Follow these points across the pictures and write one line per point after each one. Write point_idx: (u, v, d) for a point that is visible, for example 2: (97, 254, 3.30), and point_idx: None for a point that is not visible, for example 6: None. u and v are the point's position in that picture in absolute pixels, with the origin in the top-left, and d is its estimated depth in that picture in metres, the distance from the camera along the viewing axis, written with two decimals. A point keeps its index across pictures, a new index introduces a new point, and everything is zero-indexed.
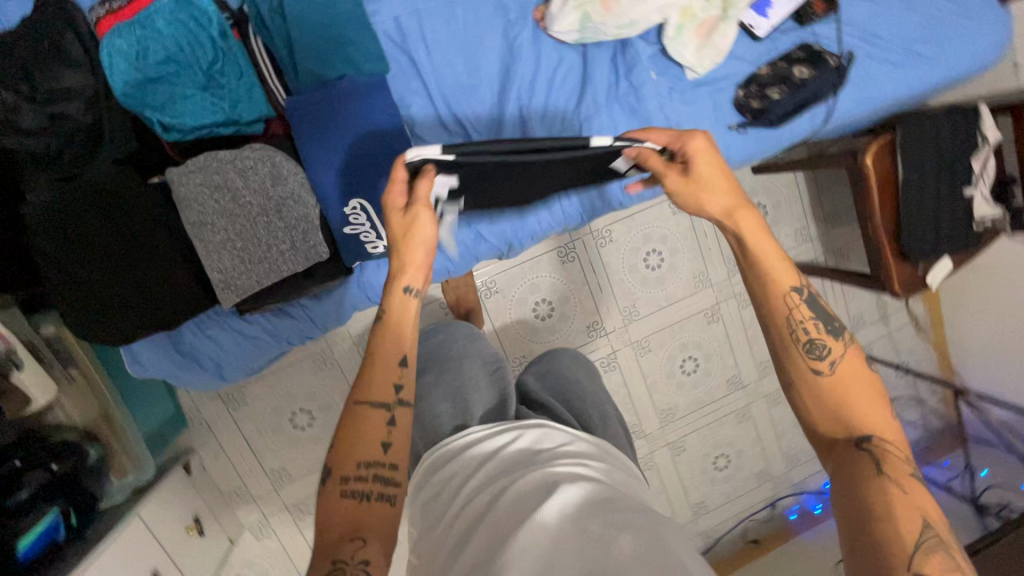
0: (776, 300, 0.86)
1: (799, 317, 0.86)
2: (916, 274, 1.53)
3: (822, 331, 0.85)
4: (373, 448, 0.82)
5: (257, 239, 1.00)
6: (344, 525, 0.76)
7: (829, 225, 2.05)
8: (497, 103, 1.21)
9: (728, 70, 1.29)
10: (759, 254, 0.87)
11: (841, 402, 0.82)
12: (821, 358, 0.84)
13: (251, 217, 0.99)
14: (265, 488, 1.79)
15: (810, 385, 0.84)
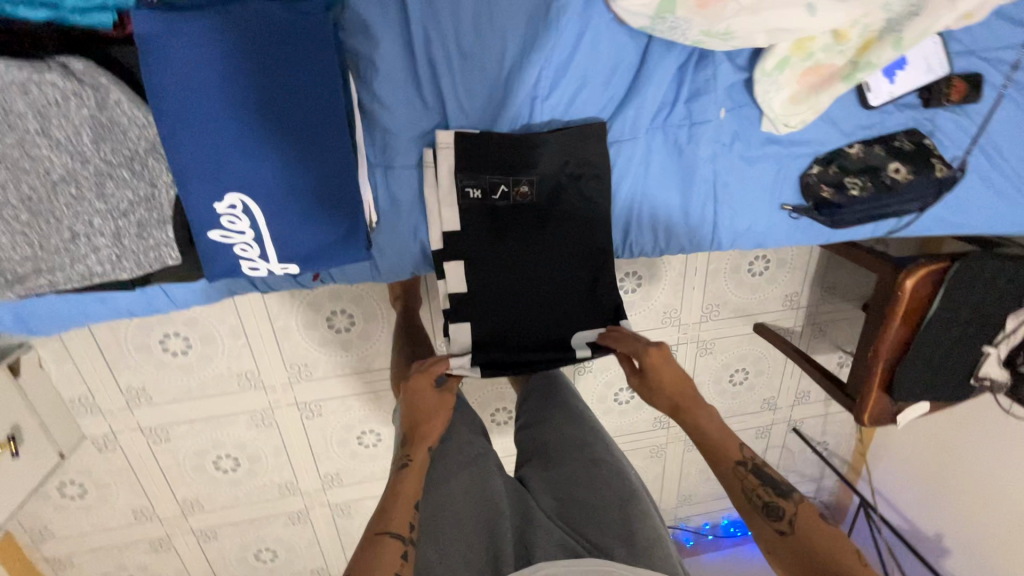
0: (722, 475, 0.87)
1: (749, 484, 0.84)
2: (891, 409, 1.38)
3: (772, 491, 0.83)
4: None
5: (69, 217, 0.74)
6: None
7: (821, 298, 1.85)
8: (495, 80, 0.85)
9: (814, 134, 0.96)
10: (709, 436, 0.90)
11: (812, 551, 0.76)
12: (779, 519, 0.81)
13: (60, 187, 0.72)
14: (114, 402, 1.54)
15: (776, 550, 0.81)
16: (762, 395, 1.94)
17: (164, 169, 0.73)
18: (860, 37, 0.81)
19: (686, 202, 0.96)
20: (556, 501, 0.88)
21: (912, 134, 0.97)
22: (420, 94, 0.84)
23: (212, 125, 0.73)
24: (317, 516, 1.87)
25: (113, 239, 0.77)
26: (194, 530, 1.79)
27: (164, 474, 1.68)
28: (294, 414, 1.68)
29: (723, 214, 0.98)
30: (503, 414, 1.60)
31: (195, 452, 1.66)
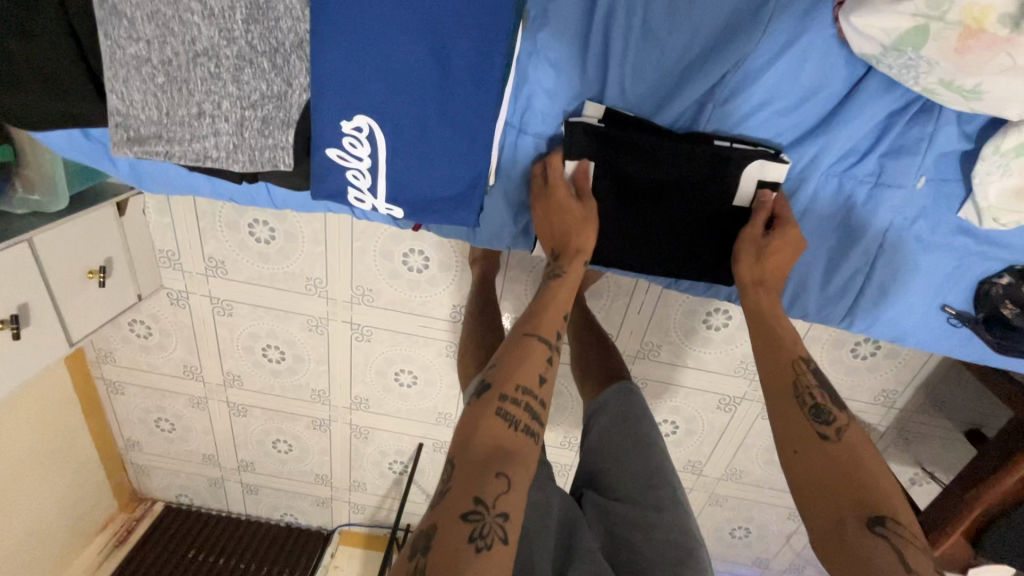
0: (772, 365, 0.79)
1: (805, 383, 0.77)
2: (963, 556, 1.20)
3: (828, 399, 0.75)
4: (531, 376, 0.73)
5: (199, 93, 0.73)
6: (488, 445, 0.66)
7: (921, 405, 1.63)
8: (675, 69, 0.73)
9: (1023, 239, 0.78)
10: (778, 324, 0.81)
11: (854, 472, 0.68)
12: (827, 424, 0.73)
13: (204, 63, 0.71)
14: (195, 266, 1.61)
15: (812, 453, 0.71)
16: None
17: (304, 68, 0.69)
18: None
19: (831, 268, 0.83)
20: (607, 538, 0.81)
21: None
22: (586, 64, 0.74)
23: (366, 36, 0.67)
24: (336, 429, 1.94)
25: (235, 127, 0.76)
26: (228, 401, 1.90)
27: (218, 343, 1.77)
28: (345, 331, 1.71)
29: (870, 293, 0.84)
30: None
31: (250, 334, 1.74)
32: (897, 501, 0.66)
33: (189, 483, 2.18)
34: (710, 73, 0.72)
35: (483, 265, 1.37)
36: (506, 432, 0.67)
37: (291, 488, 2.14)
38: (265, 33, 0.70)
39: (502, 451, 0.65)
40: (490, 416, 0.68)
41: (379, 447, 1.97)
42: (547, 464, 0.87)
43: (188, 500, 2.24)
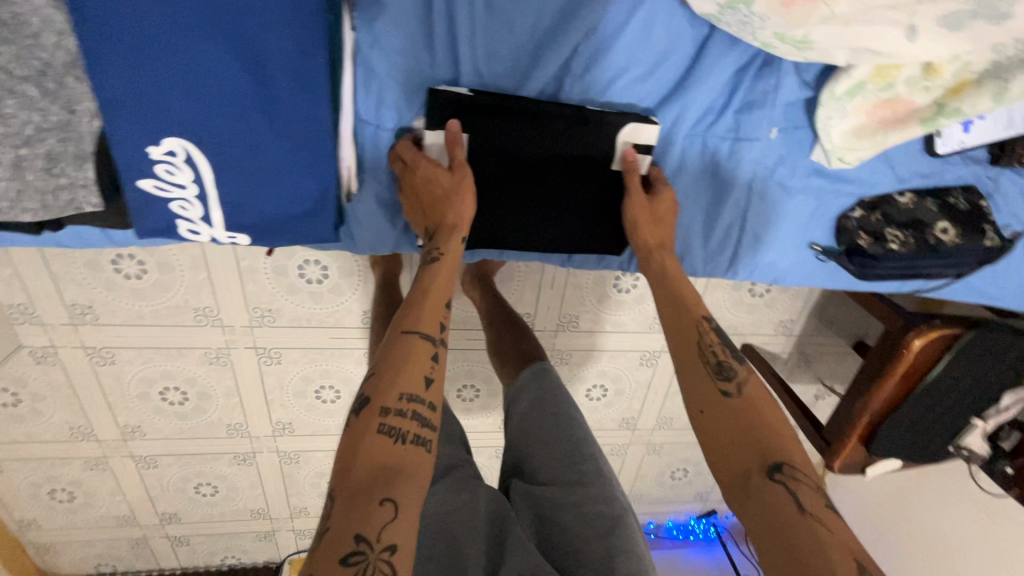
0: (678, 325, 0.80)
1: (709, 341, 0.78)
2: (861, 460, 1.34)
3: (728, 355, 0.78)
4: (416, 381, 0.69)
5: None
6: (373, 466, 0.63)
7: (815, 329, 1.79)
8: (526, 46, 0.71)
9: (867, 173, 0.84)
10: (677, 288, 0.82)
11: (752, 424, 0.72)
12: (730, 380, 0.75)
13: None
14: (57, 317, 1.42)
15: (716, 412, 0.73)
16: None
17: (103, 85, 0.60)
18: (952, 76, 0.69)
19: (709, 223, 0.87)
20: (537, 527, 0.79)
21: (969, 192, 0.87)
22: (435, 49, 0.70)
23: (174, 40, 0.59)
24: (263, 460, 1.82)
25: (11, 170, 0.65)
26: (133, 455, 1.72)
27: (106, 396, 1.59)
28: (251, 358, 1.58)
29: (746, 242, 0.88)
30: (470, 392, 1.52)
31: (141, 379, 1.57)
32: (790, 443, 0.70)
33: (106, 550, 1.97)
34: (562, 46, 0.71)
35: (383, 266, 1.31)
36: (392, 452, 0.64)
37: (227, 530, 2.00)
38: (21, 56, 0.60)
39: (389, 472, 0.63)
40: (372, 433, 0.65)
41: (314, 468, 1.88)
42: (470, 464, 0.85)
43: (110, 568, 2.04)
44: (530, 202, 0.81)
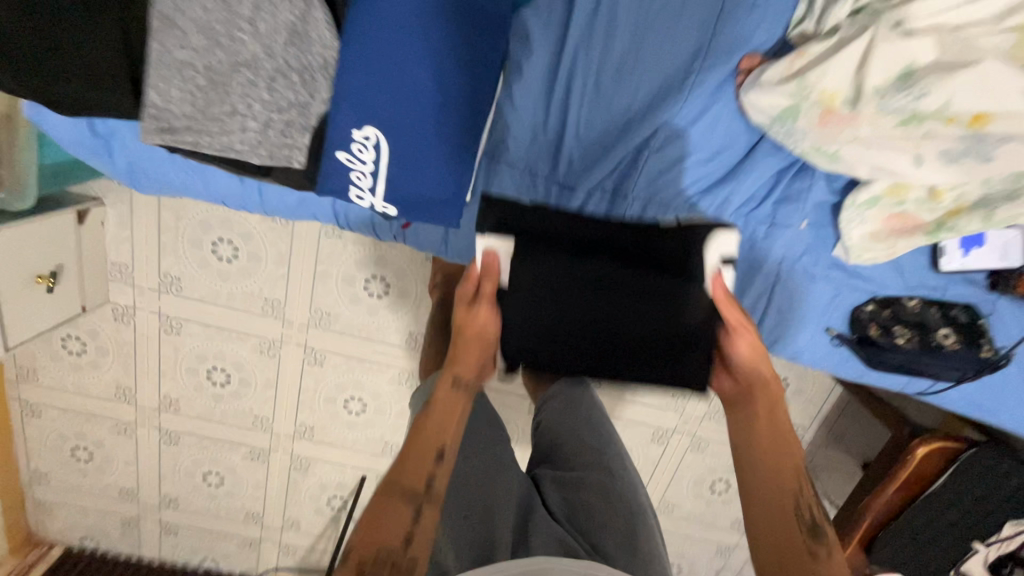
0: (778, 460, 0.87)
1: (808, 496, 0.85)
2: (862, 565, 1.36)
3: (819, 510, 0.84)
4: (419, 478, 0.77)
5: (227, 89, 0.65)
6: (375, 550, 0.70)
7: (824, 440, 1.84)
8: (621, 123, 0.91)
9: (879, 274, 1.00)
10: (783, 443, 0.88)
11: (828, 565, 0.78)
12: (819, 539, 0.80)
13: (235, 58, 0.63)
14: (148, 282, 1.60)
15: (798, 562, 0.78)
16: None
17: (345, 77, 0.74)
18: (953, 202, 0.84)
19: (739, 292, 1.02)
20: (566, 504, 0.88)
21: (971, 310, 1.00)
22: (552, 112, 0.90)
23: None
24: (275, 460, 1.88)
25: (261, 123, 0.67)
26: (160, 428, 1.82)
27: (160, 364, 1.72)
28: (298, 355, 1.72)
29: (767, 314, 1.03)
30: None
31: (195, 354, 1.71)
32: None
33: (97, 523, 1.99)
34: (649, 129, 0.90)
35: (444, 292, 1.48)
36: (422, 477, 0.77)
37: (217, 528, 2.01)
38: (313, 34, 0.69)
39: (386, 558, 0.69)
40: (374, 526, 0.72)
41: (319, 479, 1.92)
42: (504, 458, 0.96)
43: (94, 543, 2.04)
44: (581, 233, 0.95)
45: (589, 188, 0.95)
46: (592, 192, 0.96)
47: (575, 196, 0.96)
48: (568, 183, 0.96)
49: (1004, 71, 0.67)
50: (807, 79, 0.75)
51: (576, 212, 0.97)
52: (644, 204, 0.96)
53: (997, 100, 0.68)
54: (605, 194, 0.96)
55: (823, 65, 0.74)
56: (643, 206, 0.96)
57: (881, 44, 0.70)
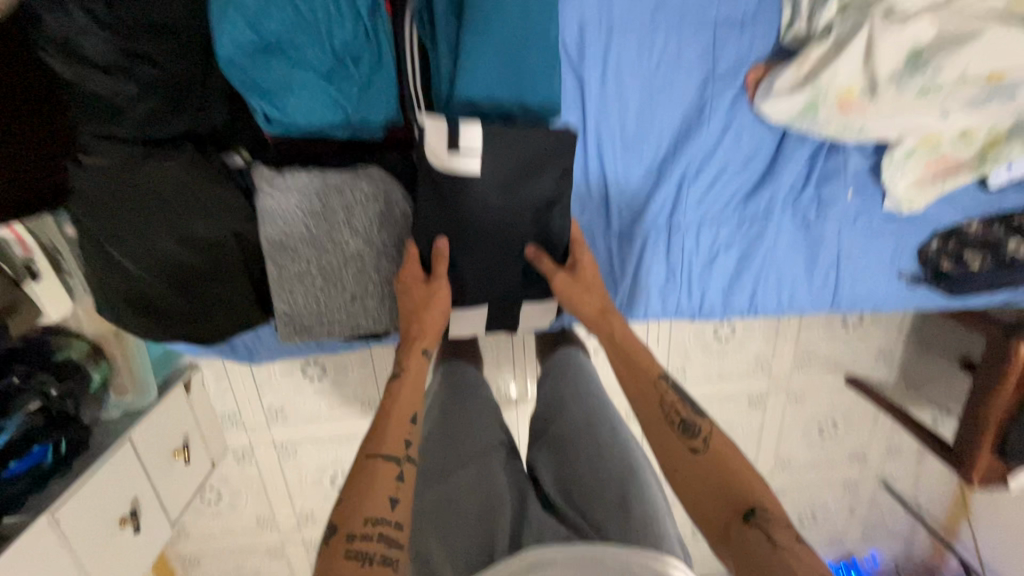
0: (636, 390, 0.69)
1: (672, 400, 0.67)
2: (1004, 471, 1.37)
3: (691, 409, 0.65)
4: (385, 498, 0.55)
5: (344, 283, 0.75)
6: None
7: (916, 352, 1.78)
8: (658, 163, 0.97)
9: (931, 211, 1.05)
10: (632, 346, 0.72)
11: (723, 476, 0.58)
12: (696, 436, 0.62)
13: (346, 256, 0.73)
14: (258, 420, 1.72)
15: (686, 475, 0.60)
16: (849, 446, 1.86)
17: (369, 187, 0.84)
18: (986, 134, 0.90)
19: (810, 270, 1.05)
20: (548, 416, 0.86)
21: None
22: (592, 178, 0.96)
23: None
24: None
25: (377, 297, 0.77)
26: (306, 541, 1.94)
27: (288, 487, 1.84)
28: None
29: (844, 282, 1.06)
30: None
31: (317, 468, 1.82)
32: (766, 490, 0.58)
33: None
34: (685, 161, 0.96)
35: None
36: (417, 404, 0.66)
37: None
38: None
39: None
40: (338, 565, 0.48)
41: None
42: None
43: None
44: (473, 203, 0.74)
45: (646, 228, 1.00)
46: (650, 232, 1.01)
47: (635, 240, 1.00)
48: (626, 231, 1.00)
49: (1005, 30, 0.73)
50: (820, 81, 0.80)
51: (641, 253, 1.01)
52: (698, 226, 1.01)
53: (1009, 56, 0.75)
54: (660, 227, 1.01)
55: (832, 64, 0.79)
56: (699, 224, 1.01)
57: (881, 32, 0.76)
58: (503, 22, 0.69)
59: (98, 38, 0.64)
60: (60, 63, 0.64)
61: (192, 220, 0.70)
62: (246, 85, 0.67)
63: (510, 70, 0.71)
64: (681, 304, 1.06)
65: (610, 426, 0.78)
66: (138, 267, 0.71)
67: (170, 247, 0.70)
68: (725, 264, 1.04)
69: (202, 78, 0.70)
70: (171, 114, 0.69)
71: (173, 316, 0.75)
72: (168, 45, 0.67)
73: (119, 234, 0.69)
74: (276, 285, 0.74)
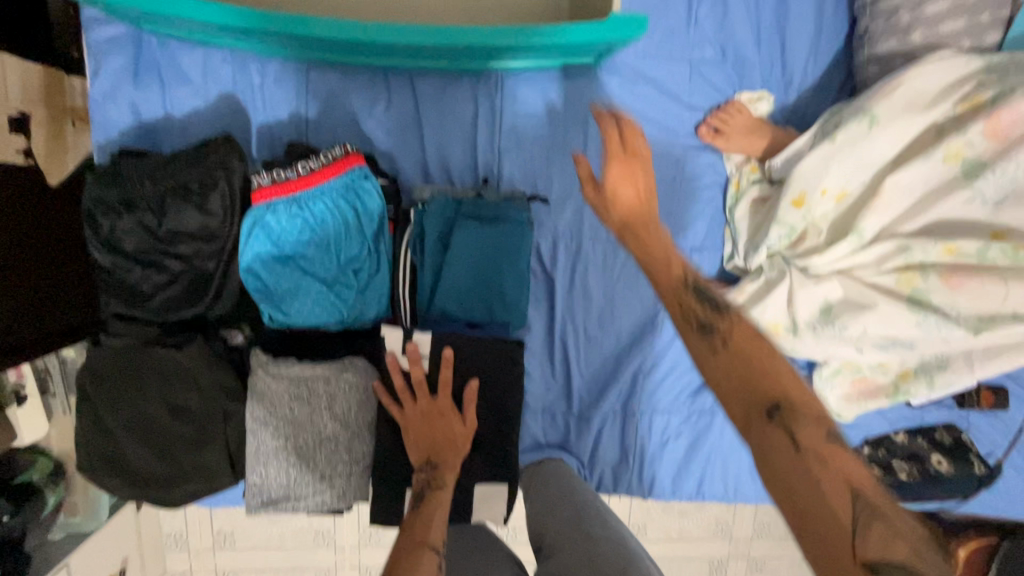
0: (660, 279, 0.67)
1: (703, 285, 0.65)
2: None
3: (711, 310, 0.62)
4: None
5: (315, 463, 0.80)
6: None
7: None
8: (618, 355, 1.07)
9: (861, 421, 1.15)
10: (661, 278, 0.67)
11: (746, 367, 0.57)
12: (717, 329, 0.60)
13: (321, 438, 0.80)
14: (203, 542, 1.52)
15: (776, 465, 0.53)
16: None
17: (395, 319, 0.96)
18: (900, 366, 1.01)
19: (753, 462, 1.13)
20: (545, 529, 0.92)
21: (951, 428, 1.14)
22: (557, 363, 1.06)
23: None
24: None
25: (344, 477, 0.81)
26: None
27: None
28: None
29: None
30: None
31: None
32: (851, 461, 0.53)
33: None
34: (641, 356, 1.07)
35: None
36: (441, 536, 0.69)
37: None
38: None
39: None
40: None
41: None
42: None
43: None
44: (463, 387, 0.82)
45: (604, 412, 1.08)
46: (607, 415, 1.09)
47: (593, 422, 1.08)
48: (585, 413, 1.08)
49: (896, 309, 0.86)
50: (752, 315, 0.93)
51: (598, 434, 1.09)
52: (652, 413, 1.10)
53: (897, 331, 0.87)
54: (617, 412, 1.09)
55: (762, 304, 0.93)
56: (653, 411, 1.10)
57: (800, 288, 0.90)
58: (480, 256, 0.83)
59: (143, 238, 0.77)
60: (104, 254, 0.77)
61: (183, 394, 0.78)
62: (260, 290, 0.79)
63: (484, 291, 0.84)
64: (635, 485, 1.12)
65: (598, 526, 0.89)
66: (126, 433, 0.77)
67: (159, 416, 0.77)
68: (675, 449, 1.12)
69: (222, 274, 0.80)
70: (188, 299, 0.79)
71: (143, 481, 0.78)
72: (199, 247, 0.78)
73: (117, 401, 0.77)
74: (251, 459, 0.80)
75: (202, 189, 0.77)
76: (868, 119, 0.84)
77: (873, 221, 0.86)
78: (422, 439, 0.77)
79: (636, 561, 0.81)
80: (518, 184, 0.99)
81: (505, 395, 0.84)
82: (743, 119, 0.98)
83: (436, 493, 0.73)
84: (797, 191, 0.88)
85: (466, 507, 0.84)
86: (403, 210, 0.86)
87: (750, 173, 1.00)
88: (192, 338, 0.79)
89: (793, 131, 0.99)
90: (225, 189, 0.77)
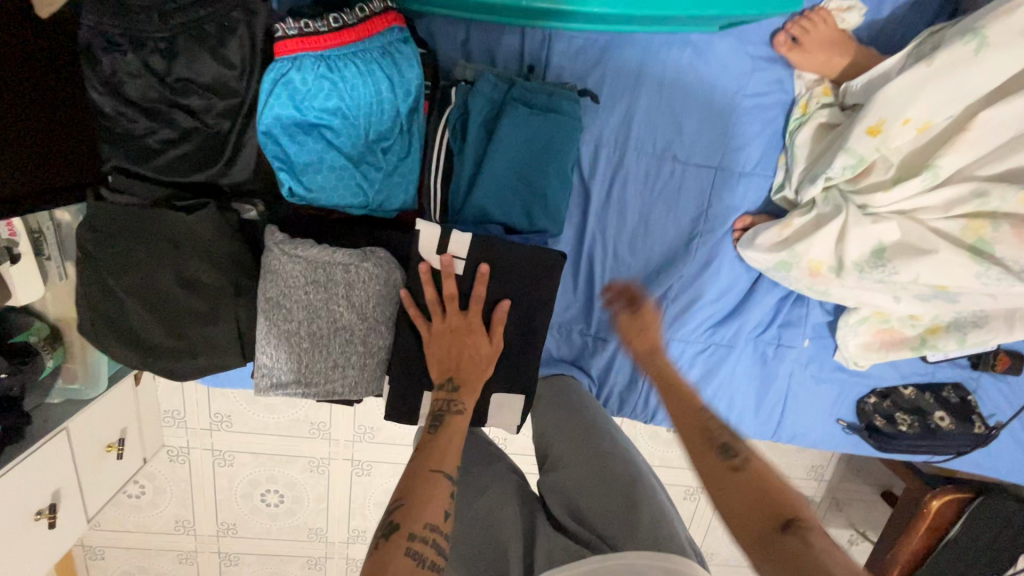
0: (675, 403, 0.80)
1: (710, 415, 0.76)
2: None
3: (733, 438, 0.72)
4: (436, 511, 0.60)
5: (330, 351, 0.76)
6: None
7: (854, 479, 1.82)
8: (644, 280, 1.02)
9: (874, 370, 1.15)
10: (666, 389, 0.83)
11: (757, 482, 0.65)
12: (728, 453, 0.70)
13: (337, 326, 0.76)
14: (201, 423, 1.48)
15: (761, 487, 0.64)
16: None
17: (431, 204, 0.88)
18: (930, 321, 0.99)
19: (759, 400, 1.13)
20: (549, 439, 0.90)
21: (959, 388, 1.14)
22: (580, 280, 1.02)
23: None
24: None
25: (358, 368, 0.78)
26: None
27: None
28: (345, 469, 1.51)
29: (787, 417, 1.14)
30: None
31: (250, 480, 1.52)
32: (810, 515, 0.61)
33: None
34: (668, 283, 1.02)
35: None
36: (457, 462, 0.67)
37: None
38: None
39: None
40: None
41: None
42: None
43: None
44: (494, 287, 0.76)
45: (621, 335, 1.05)
46: None
47: (609, 344, 1.05)
48: (602, 334, 1.05)
49: (957, 257, 0.81)
50: (796, 249, 0.88)
51: (612, 357, 1.07)
52: (669, 341, 1.07)
53: (951, 279, 0.82)
54: None
55: (809, 239, 0.87)
56: (671, 339, 1.07)
57: (853, 226, 0.85)
58: (523, 151, 0.76)
59: (148, 82, 0.67)
60: (105, 97, 0.67)
61: (192, 262, 0.72)
62: (280, 159, 0.71)
63: (523, 188, 0.77)
64: (642, 410, 1.12)
65: (607, 433, 0.88)
66: (131, 302, 0.72)
67: (166, 284, 0.72)
68: (685, 379, 1.10)
69: (238, 138, 0.72)
70: (199, 160, 0.72)
71: (149, 349, 0.75)
72: (213, 101, 0.69)
73: (120, 261, 0.71)
74: (263, 339, 0.76)
75: (219, 32, 0.66)
76: (976, 41, 0.74)
77: (953, 159, 0.78)
78: (445, 355, 0.73)
79: (648, 475, 0.81)
80: (567, 78, 0.89)
81: (538, 304, 0.78)
82: (826, 30, 0.87)
83: (455, 417, 0.70)
84: (876, 117, 0.80)
85: (479, 411, 0.82)
86: (440, 90, 0.79)
87: (822, 95, 0.91)
88: (202, 206, 0.71)
89: (877, 51, 0.88)
90: (246, 37, 0.67)
